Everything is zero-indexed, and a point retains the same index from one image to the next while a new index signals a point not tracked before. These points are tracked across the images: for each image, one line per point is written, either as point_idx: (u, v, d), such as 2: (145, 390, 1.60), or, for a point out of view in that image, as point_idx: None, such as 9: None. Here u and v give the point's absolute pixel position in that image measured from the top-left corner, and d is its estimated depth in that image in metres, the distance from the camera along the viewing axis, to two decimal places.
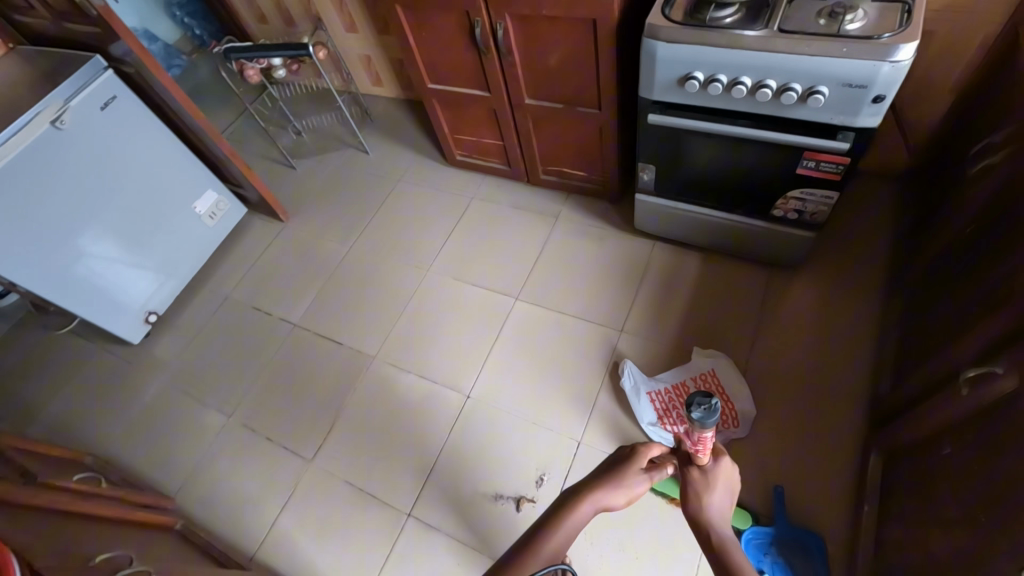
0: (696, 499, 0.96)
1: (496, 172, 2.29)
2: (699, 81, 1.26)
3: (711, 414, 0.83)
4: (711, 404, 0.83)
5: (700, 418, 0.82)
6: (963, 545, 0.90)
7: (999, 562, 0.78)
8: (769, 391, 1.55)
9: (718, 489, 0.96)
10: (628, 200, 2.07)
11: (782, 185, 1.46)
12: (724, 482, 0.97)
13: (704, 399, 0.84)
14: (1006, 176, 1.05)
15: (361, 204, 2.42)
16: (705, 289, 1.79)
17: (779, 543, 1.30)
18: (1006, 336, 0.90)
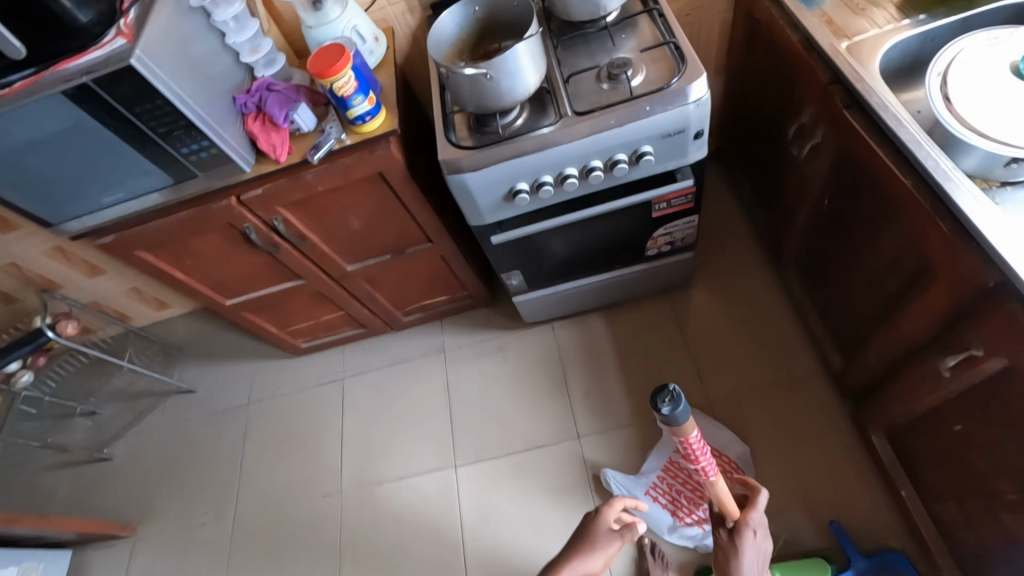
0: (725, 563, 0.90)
1: (354, 339, 1.98)
2: (528, 191, 1.13)
3: (676, 404, 0.70)
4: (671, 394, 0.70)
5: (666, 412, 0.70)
6: None
7: None
8: (746, 421, 1.46)
9: (749, 555, 0.90)
10: (501, 296, 1.91)
11: (646, 231, 1.38)
12: (754, 551, 0.91)
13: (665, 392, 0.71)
14: (838, 154, 1.06)
15: (219, 457, 1.93)
16: (626, 347, 1.68)
17: None
18: (954, 315, 0.87)
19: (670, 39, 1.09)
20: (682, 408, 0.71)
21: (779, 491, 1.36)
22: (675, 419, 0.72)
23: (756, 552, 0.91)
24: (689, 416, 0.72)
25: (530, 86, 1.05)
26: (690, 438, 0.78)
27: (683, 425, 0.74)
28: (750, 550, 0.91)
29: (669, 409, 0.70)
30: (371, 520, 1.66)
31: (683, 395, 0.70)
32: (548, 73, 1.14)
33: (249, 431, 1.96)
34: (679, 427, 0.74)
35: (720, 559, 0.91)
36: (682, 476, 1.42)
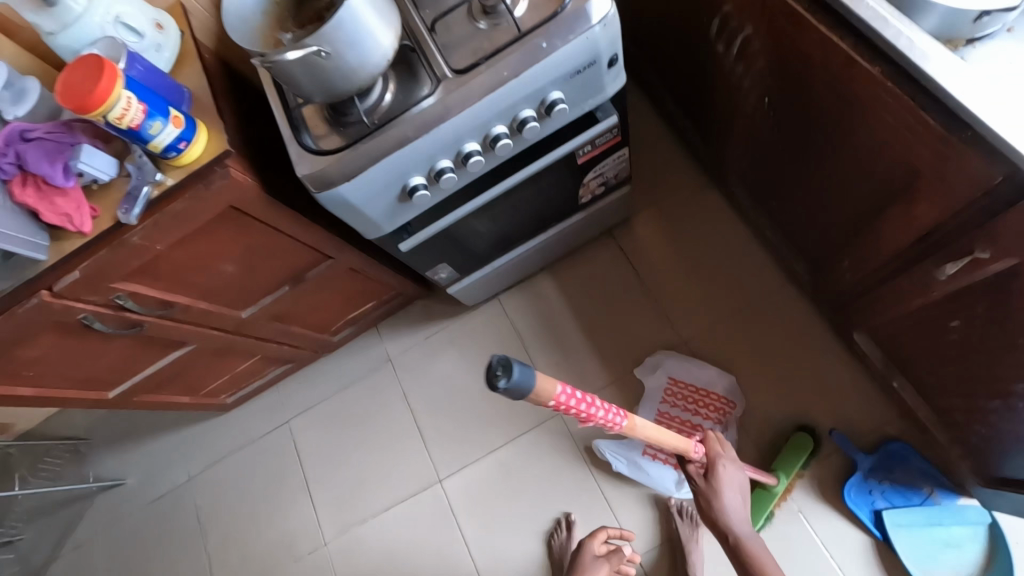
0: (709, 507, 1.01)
1: (285, 375, 1.73)
2: (426, 184, 0.89)
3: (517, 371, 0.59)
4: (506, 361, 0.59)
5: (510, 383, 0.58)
6: None
7: None
8: (723, 348, 1.39)
9: (725, 490, 0.99)
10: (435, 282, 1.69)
11: (575, 181, 1.18)
12: (732, 483, 1.00)
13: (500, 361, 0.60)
14: (774, 47, 0.88)
15: (177, 546, 1.70)
16: (583, 303, 1.53)
17: (874, 473, 1.21)
18: (947, 216, 0.75)
19: None
20: (522, 372, 0.60)
21: (772, 410, 1.31)
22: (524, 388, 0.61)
23: (732, 485, 1.00)
24: (536, 378, 0.61)
25: (387, 49, 0.78)
26: (561, 396, 0.67)
27: (537, 388, 0.62)
28: (728, 483, 1.00)
29: (504, 381, 0.59)
30: (367, 563, 1.52)
31: (514, 361, 0.59)
32: (407, 23, 0.86)
33: (201, 508, 1.72)
34: (536, 392, 0.63)
35: (705, 503, 1.01)
36: (676, 426, 1.35)
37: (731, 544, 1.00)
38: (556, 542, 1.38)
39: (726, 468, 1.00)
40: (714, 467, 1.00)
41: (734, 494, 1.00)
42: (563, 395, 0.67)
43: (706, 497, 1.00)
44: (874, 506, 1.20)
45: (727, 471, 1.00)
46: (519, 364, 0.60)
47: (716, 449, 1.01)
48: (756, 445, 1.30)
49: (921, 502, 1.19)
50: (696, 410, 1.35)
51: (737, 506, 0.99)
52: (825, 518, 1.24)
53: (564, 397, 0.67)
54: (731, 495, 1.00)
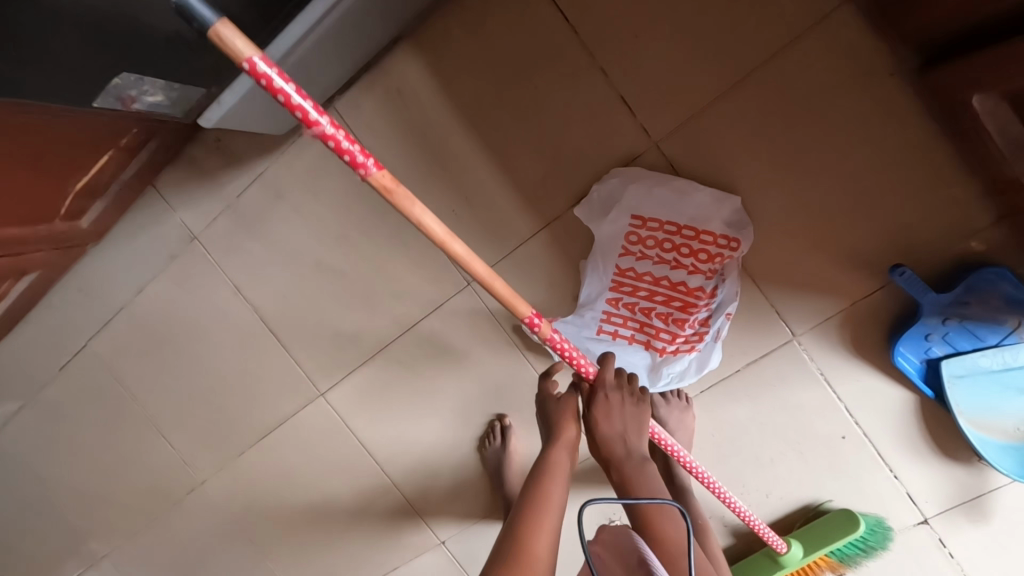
0: (597, 445, 0.76)
1: (47, 284, 1.10)
2: None
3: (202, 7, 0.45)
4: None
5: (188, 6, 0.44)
6: None
7: None
8: (721, 147, 0.81)
9: (621, 427, 0.75)
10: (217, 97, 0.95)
11: None
12: (630, 420, 0.76)
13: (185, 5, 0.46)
14: None
15: (20, 510, 1.31)
16: (478, 99, 0.86)
17: (944, 314, 0.79)
18: None
19: None
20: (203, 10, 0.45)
21: (790, 240, 0.83)
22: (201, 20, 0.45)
23: (634, 424, 0.76)
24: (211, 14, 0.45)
25: None
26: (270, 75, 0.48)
27: (224, 31, 0.46)
28: (618, 412, 0.77)
29: (179, 3, 0.45)
30: (261, 495, 1.18)
31: None
32: None
33: (26, 465, 1.28)
34: (227, 39, 0.46)
35: (594, 443, 0.76)
36: (646, 291, 0.87)
37: (615, 470, 0.74)
38: (491, 452, 1.04)
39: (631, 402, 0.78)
40: (613, 392, 0.78)
41: (628, 426, 0.76)
42: (261, 65, 0.48)
43: (587, 427, 0.77)
44: (930, 356, 0.82)
45: (616, 399, 0.77)
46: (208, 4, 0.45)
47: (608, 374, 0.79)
48: (761, 292, 0.86)
49: (996, 343, 0.80)
50: (675, 260, 0.86)
51: (634, 449, 0.74)
52: (854, 380, 0.87)
53: (268, 72, 0.48)
54: (624, 431, 0.75)
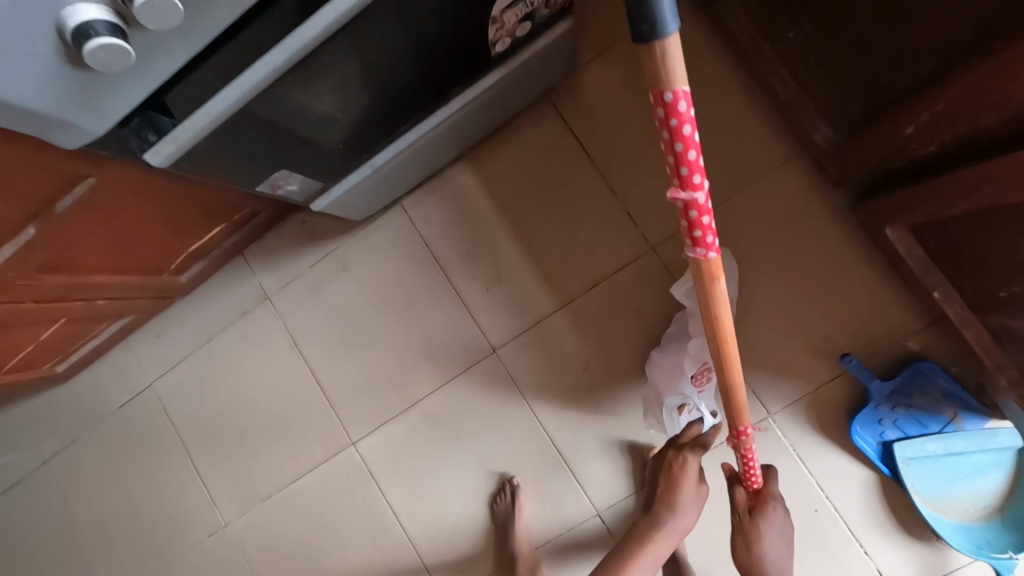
0: (748, 548, 0.85)
1: (132, 328, 1.29)
2: (118, 25, 0.40)
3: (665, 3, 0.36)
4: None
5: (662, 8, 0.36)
6: None
7: None
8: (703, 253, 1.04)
9: (775, 539, 0.84)
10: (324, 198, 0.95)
11: (471, 22, 0.71)
12: (781, 532, 0.85)
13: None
14: None
15: (42, 543, 1.37)
16: (517, 204, 1.13)
17: (891, 402, 0.96)
18: None
19: None
20: (663, 8, 0.36)
21: (760, 331, 1.02)
22: (656, 20, 0.36)
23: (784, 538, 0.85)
24: (675, 25, 0.37)
25: None
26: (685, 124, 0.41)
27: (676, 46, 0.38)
28: (778, 530, 0.85)
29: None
30: (279, 542, 1.26)
31: None
32: None
33: (62, 498, 1.37)
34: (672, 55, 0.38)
35: (743, 548, 0.85)
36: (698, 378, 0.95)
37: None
38: (499, 509, 1.13)
39: (780, 514, 0.86)
40: (770, 505, 0.85)
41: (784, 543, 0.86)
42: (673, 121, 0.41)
43: (747, 538, 0.85)
44: (884, 439, 0.97)
45: (781, 517, 0.86)
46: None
47: (773, 488, 0.87)
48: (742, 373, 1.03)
49: (938, 430, 0.96)
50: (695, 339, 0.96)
51: (783, 561, 0.84)
52: (823, 452, 1.00)
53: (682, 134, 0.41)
54: (777, 544, 0.84)
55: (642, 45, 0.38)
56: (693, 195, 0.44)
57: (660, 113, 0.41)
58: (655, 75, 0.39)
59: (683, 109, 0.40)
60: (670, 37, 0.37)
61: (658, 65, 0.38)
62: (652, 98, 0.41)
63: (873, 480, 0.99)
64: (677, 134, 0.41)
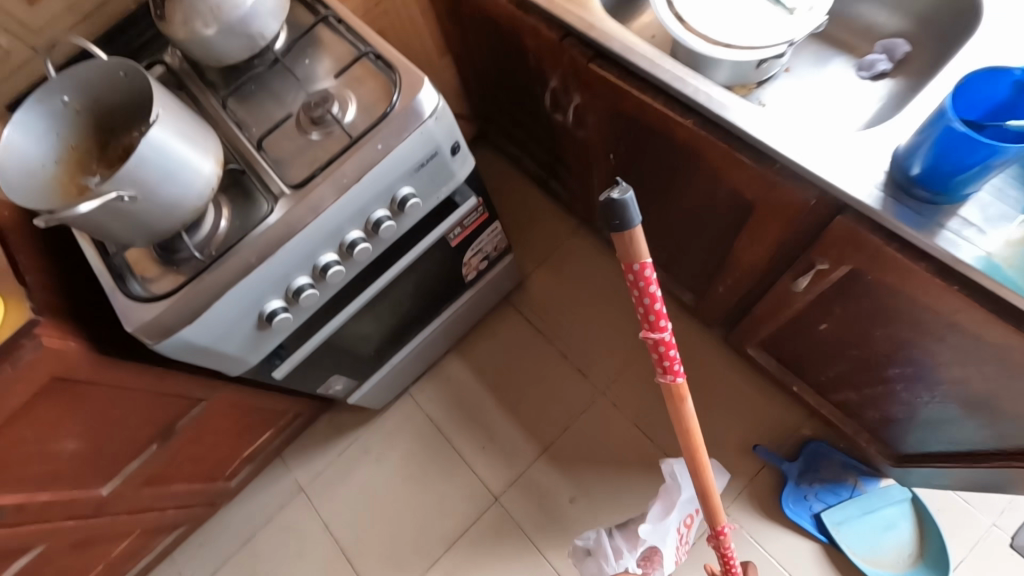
0: None
1: (181, 540, 1.47)
2: (286, 306, 0.82)
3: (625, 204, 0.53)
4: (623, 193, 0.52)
5: (624, 206, 0.52)
6: (922, 391, 0.88)
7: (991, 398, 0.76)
8: (635, 390, 1.43)
9: None
10: (358, 397, 1.31)
11: (453, 268, 1.17)
12: None
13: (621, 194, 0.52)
14: (608, 118, 0.95)
15: None
16: (496, 377, 1.50)
17: (807, 478, 1.24)
18: (791, 239, 0.82)
19: (366, 49, 0.84)
20: (627, 212, 0.53)
21: None
22: (624, 219, 0.54)
23: None
24: (639, 219, 0.53)
25: (210, 177, 0.72)
26: (651, 280, 0.58)
27: (633, 230, 0.55)
28: None
29: (610, 202, 0.52)
30: None
31: (627, 194, 0.53)
32: (234, 147, 0.82)
33: None
34: (630, 238, 0.56)
35: None
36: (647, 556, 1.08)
37: None
38: None
39: None
40: None
41: None
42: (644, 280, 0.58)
43: None
44: (815, 511, 1.22)
45: None
46: (632, 202, 0.53)
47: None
48: None
49: (851, 495, 1.22)
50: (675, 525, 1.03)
51: None
52: (774, 534, 1.22)
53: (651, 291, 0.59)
54: None
55: (617, 233, 0.55)
56: (661, 334, 0.63)
57: (632, 277, 0.58)
58: (626, 252, 0.57)
59: (647, 274, 0.58)
60: (634, 229, 0.55)
61: (627, 246, 0.56)
62: (623, 266, 0.58)
63: (819, 551, 1.20)
64: (646, 292, 0.59)
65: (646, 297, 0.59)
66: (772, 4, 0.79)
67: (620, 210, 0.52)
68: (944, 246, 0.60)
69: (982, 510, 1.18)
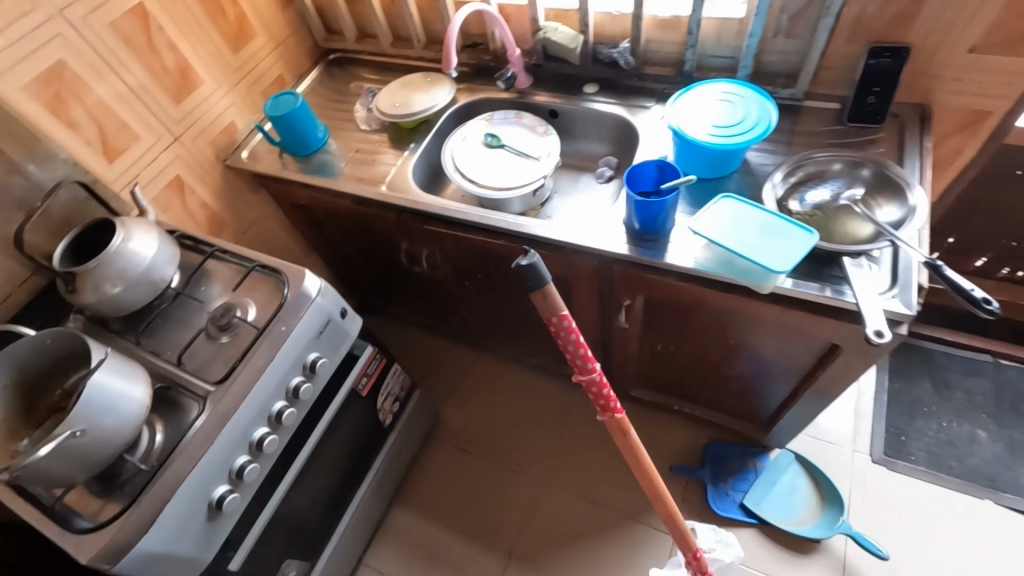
0: None
1: None
2: (231, 488, 0.91)
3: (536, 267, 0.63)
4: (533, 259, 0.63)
5: (537, 268, 0.63)
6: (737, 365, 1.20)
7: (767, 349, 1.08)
8: (564, 465, 1.59)
9: None
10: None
11: (370, 416, 1.32)
12: None
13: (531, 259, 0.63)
14: (453, 257, 1.27)
15: None
16: (443, 509, 1.57)
17: (720, 477, 1.46)
18: (603, 294, 1.14)
19: (251, 264, 1.08)
20: (537, 273, 0.64)
21: (624, 488, 1.52)
22: (536, 279, 0.64)
23: None
24: (550, 277, 0.64)
25: (143, 398, 0.86)
26: (572, 326, 0.69)
27: (546, 286, 0.65)
28: None
29: (527, 266, 0.63)
30: None
31: (537, 258, 0.64)
32: (155, 371, 0.96)
33: None
34: (545, 292, 0.66)
35: None
36: None
37: None
38: None
39: None
40: None
41: None
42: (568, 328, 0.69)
43: None
44: (739, 500, 1.42)
45: None
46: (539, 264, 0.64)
47: None
48: (636, 521, 1.47)
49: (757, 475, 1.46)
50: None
51: None
52: None
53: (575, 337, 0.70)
54: None
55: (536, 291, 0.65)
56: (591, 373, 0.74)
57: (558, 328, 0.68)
58: (548, 307, 0.67)
59: (569, 324, 0.69)
60: (547, 287, 0.66)
61: (546, 303, 0.66)
62: (548, 321, 0.69)
63: (757, 534, 1.39)
64: (571, 339, 0.70)
65: (572, 343, 0.70)
66: (526, 157, 1.20)
67: (535, 272, 0.63)
68: (673, 260, 0.94)
69: (842, 442, 1.48)
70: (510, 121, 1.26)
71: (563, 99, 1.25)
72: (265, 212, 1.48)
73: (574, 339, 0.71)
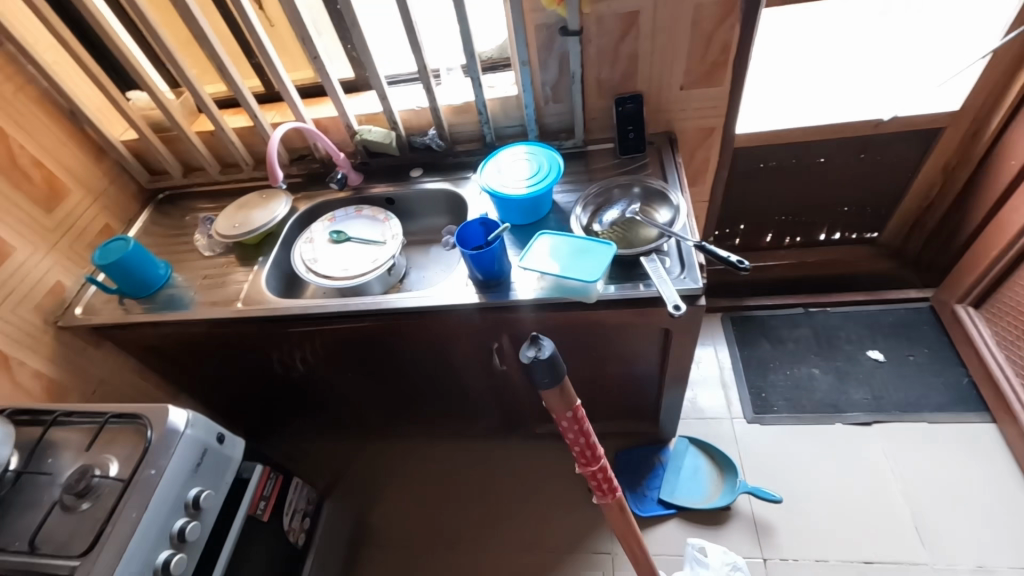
0: None
1: None
2: None
3: (555, 362, 0.79)
4: (552, 353, 0.78)
5: (557, 364, 0.78)
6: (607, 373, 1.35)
7: (623, 351, 1.24)
8: (495, 524, 1.59)
9: None
10: None
11: (278, 541, 1.25)
12: None
13: (549, 350, 0.78)
14: (327, 353, 1.29)
15: None
16: None
17: (633, 481, 1.57)
18: (474, 346, 1.24)
19: (102, 417, 1.01)
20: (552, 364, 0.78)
21: (554, 524, 1.57)
22: (552, 370, 0.79)
23: None
24: (567, 374, 0.80)
25: None
26: (581, 417, 0.86)
27: (561, 375, 0.81)
28: None
29: (547, 355, 0.77)
30: None
31: (549, 344, 0.79)
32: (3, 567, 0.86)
33: None
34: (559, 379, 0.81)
35: None
36: None
37: None
38: None
39: None
40: None
41: None
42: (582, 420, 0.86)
43: None
44: (656, 497, 1.53)
45: None
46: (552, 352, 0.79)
47: None
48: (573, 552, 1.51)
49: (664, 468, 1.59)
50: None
51: None
52: (649, 539, 1.47)
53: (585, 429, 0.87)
54: None
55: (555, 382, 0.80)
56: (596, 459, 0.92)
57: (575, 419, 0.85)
58: (565, 401, 0.83)
59: (581, 417, 0.86)
60: (564, 382, 0.81)
61: (563, 399, 0.82)
62: (566, 414, 0.85)
63: (679, 522, 1.50)
64: (582, 431, 0.88)
65: (582, 432, 0.87)
66: (372, 243, 1.30)
67: (555, 364, 0.78)
68: (517, 295, 1.08)
69: (721, 415, 1.68)
70: (351, 216, 1.36)
71: (398, 186, 1.38)
72: (114, 364, 1.40)
73: (585, 430, 0.88)
